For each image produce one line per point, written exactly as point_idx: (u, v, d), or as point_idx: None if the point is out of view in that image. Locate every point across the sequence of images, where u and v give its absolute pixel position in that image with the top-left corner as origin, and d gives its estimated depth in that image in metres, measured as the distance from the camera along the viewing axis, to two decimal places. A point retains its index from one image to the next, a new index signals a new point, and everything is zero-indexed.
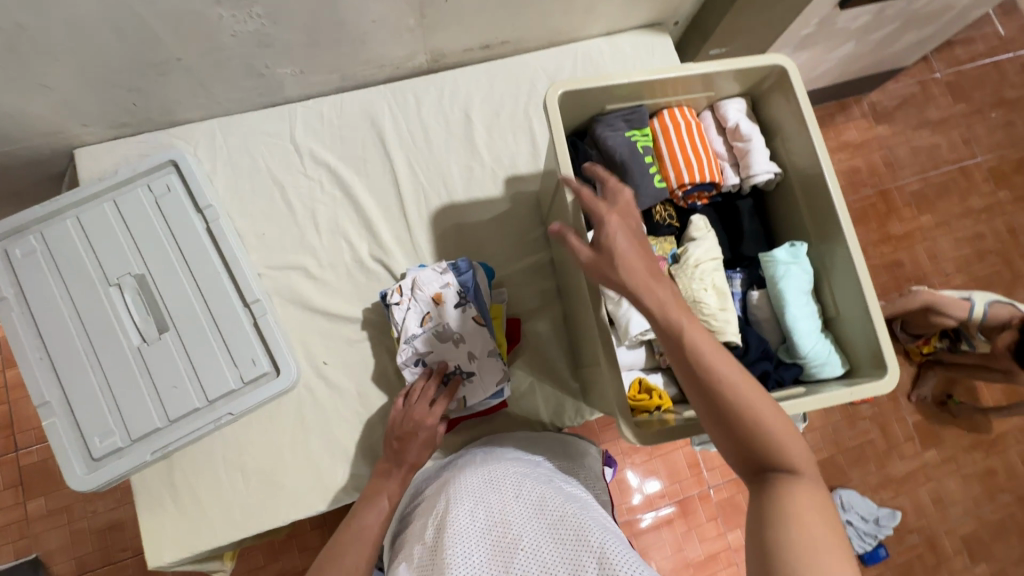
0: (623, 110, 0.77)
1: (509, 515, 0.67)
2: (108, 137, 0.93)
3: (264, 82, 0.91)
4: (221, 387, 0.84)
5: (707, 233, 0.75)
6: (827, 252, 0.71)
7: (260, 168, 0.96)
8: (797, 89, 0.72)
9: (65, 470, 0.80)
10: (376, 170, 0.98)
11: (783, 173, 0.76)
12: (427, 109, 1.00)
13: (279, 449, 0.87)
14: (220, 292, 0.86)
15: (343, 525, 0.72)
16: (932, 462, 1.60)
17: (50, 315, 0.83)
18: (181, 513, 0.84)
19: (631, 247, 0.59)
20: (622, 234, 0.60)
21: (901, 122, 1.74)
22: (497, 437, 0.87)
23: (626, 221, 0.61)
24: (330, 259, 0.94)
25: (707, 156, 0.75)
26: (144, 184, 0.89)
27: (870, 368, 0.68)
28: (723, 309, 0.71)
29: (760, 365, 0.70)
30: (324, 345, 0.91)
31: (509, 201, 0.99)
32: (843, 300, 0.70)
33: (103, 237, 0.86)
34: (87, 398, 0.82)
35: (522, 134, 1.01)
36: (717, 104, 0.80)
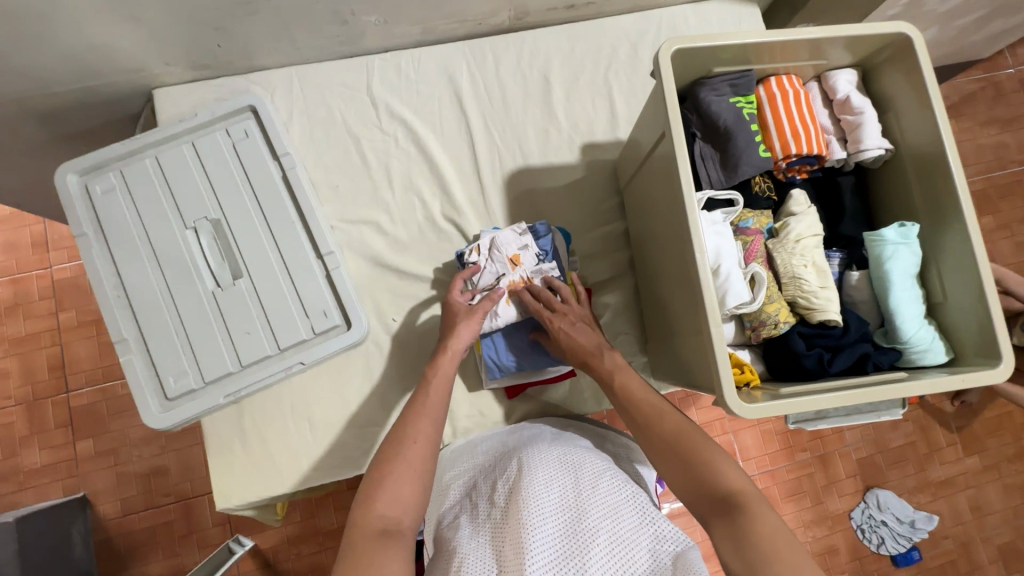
0: (730, 74, 0.73)
1: (586, 507, 0.62)
2: (187, 78, 0.92)
3: (346, 29, 0.88)
4: (292, 336, 0.83)
5: (808, 209, 0.72)
6: (939, 235, 0.68)
7: (336, 120, 0.94)
8: (923, 60, 0.68)
9: (140, 407, 0.80)
10: (449, 128, 0.96)
11: (894, 149, 0.73)
12: (504, 69, 0.97)
13: (343, 402, 0.87)
14: (295, 242, 0.85)
15: (408, 402, 0.71)
16: (974, 469, 1.57)
17: (128, 255, 0.83)
18: (250, 458, 0.85)
19: (578, 334, 0.76)
20: (568, 330, 0.76)
21: (969, 117, 1.67)
22: (570, 423, 0.86)
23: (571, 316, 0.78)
24: (402, 217, 0.93)
25: (814, 128, 0.72)
26: (223, 129, 0.88)
27: (977, 357, 0.65)
28: (823, 287, 0.68)
29: (861, 347, 0.67)
30: (394, 303, 0.91)
31: (585, 168, 0.97)
32: (952, 286, 0.67)
33: (181, 178, 0.86)
34: (163, 339, 0.82)
35: (600, 101, 0.98)
36: (826, 74, 0.76)
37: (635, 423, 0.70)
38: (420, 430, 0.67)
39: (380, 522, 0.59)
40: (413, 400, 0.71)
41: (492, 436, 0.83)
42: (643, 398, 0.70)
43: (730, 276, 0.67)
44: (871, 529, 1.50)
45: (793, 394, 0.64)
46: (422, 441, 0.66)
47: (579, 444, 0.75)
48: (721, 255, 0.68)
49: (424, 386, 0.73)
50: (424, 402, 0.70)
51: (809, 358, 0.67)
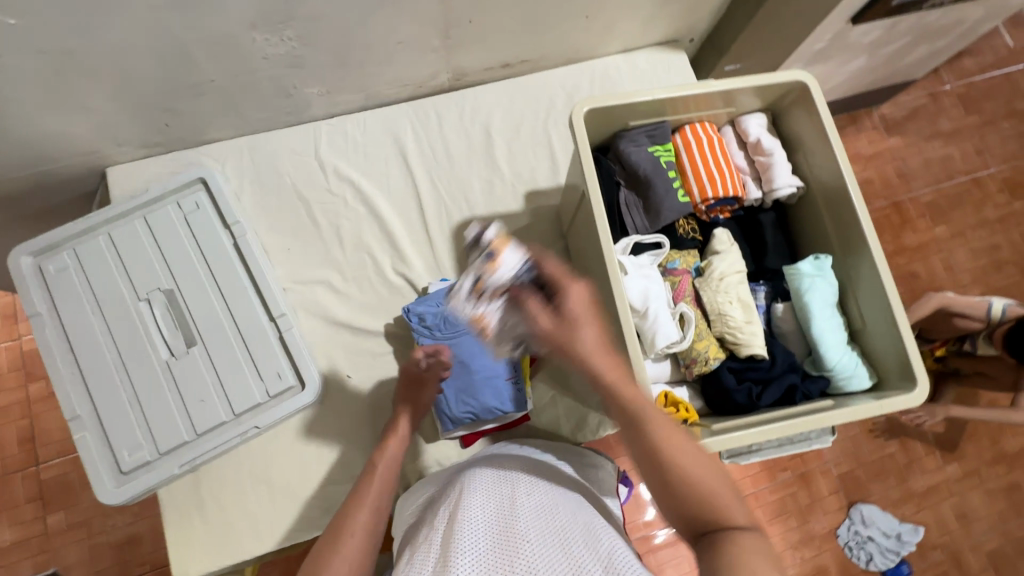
0: (645, 126, 0.78)
1: (521, 511, 0.65)
2: (139, 156, 0.95)
3: (292, 101, 0.93)
4: (247, 400, 0.85)
5: (730, 247, 0.75)
6: (851, 265, 0.72)
7: (286, 185, 0.98)
8: (820, 105, 0.73)
9: (94, 483, 0.81)
10: (397, 186, 1.00)
11: (806, 187, 0.77)
12: (448, 125, 1.02)
13: (303, 462, 0.88)
14: (248, 307, 0.87)
15: (347, 496, 0.72)
16: (955, 475, 1.58)
17: (82, 332, 0.85)
18: (209, 526, 0.85)
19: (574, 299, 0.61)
20: (585, 308, 0.60)
21: (913, 133, 1.74)
22: (527, 441, 0.86)
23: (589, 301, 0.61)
24: (354, 274, 0.96)
25: (729, 171, 0.76)
26: (174, 202, 0.91)
27: (898, 381, 0.68)
28: (748, 322, 0.71)
29: (788, 377, 0.70)
30: (348, 359, 0.93)
31: (529, 215, 1.01)
32: (869, 312, 0.71)
33: (133, 253, 0.88)
34: (117, 412, 0.83)
35: (541, 149, 1.03)
36: (737, 119, 0.81)
37: (625, 421, 0.56)
38: (357, 522, 0.68)
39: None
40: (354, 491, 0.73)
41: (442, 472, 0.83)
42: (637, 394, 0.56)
43: (657, 318, 0.70)
44: (858, 545, 1.50)
45: (724, 430, 0.66)
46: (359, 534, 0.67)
47: (523, 462, 0.78)
48: (648, 299, 0.70)
49: (366, 480, 0.74)
50: (364, 493, 0.72)
51: (739, 393, 0.69)
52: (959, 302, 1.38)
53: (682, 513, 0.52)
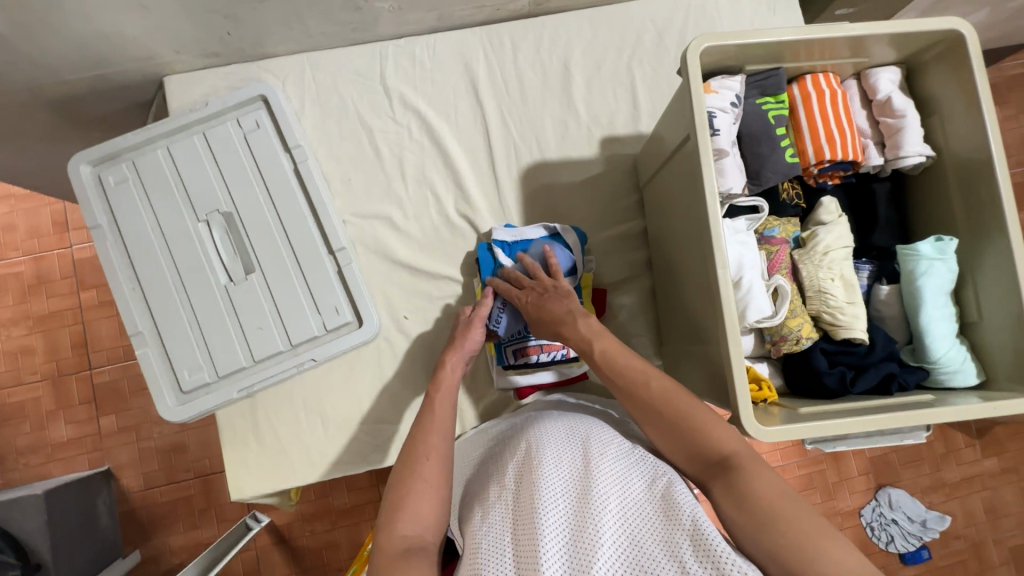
0: (757, 74, 0.69)
1: (593, 471, 0.59)
2: (197, 66, 0.90)
3: (360, 16, 0.85)
4: (304, 332, 0.83)
5: (839, 218, 0.68)
6: (977, 250, 0.64)
7: (349, 110, 0.92)
8: (976, 60, 0.62)
9: (156, 400, 0.81)
10: (464, 120, 0.93)
11: (935, 156, 0.68)
12: (524, 57, 0.93)
13: (356, 399, 0.88)
14: (307, 238, 0.84)
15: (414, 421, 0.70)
16: (992, 470, 1.53)
17: (142, 248, 0.83)
18: (262, 453, 0.86)
19: (542, 302, 0.76)
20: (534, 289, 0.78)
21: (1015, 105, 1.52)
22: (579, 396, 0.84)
23: (537, 290, 0.78)
24: (416, 212, 0.92)
25: (851, 132, 0.68)
26: (234, 119, 0.86)
27: (1008, 383, 0.63)
28: (850, 302, 0.65)
29: (886, 366, 0.64)
30: (404, 299, 0.90)
31: (604, 163, 0.93)
32: (988, 304, 0.64)
33: (193, 170, 0.84)
34: (177, 333, 0.83)
35: (622, 91, 0.94)
36: (866, 72, 0.71)
37: (615, 387, 0.66)
38: (429, 445, 0.66)
39: (404, 544, 0.57)
40: (413, 427, 0.69)
41: (503, 419, 0.81)
42: (626, 363, 0.67)
43: (751, 290, 0.65)
44: (881, 526, 1.48)
45: (809, 415, 0.62)
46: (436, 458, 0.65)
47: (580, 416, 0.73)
48: (742, 268, 0.65)
49: (428, 411, 0.71)
50: (431, 420, 0.70)
51: (830, 377, 0.65)
52: None
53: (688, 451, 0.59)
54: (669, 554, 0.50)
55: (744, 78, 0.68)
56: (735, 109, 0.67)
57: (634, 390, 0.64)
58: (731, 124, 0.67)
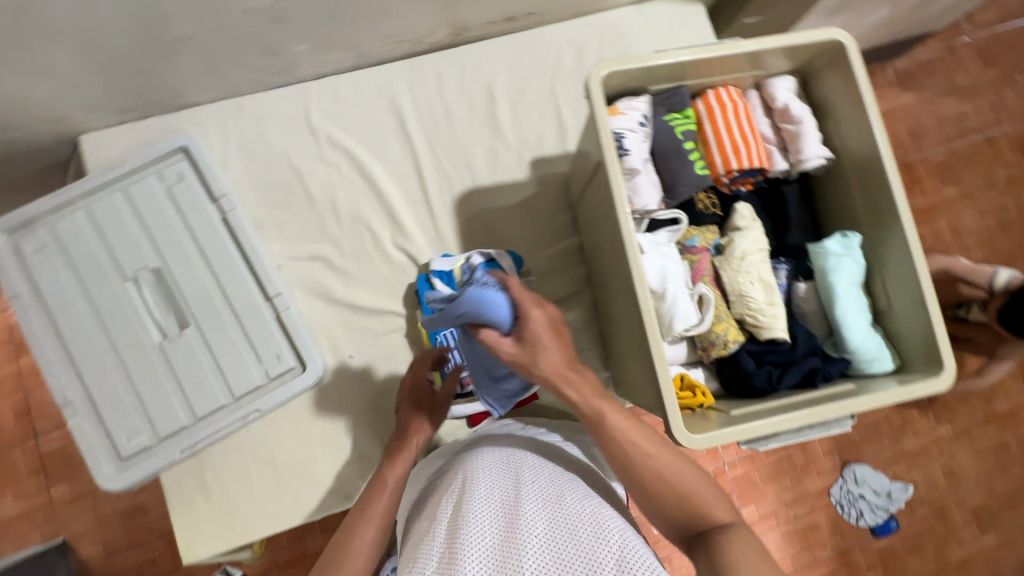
0: (663, 93, 0.72)
1: (524, 497, 0.61)
2: (114, 122, 0.88)
3: (278, 60, 0.85)
4: (246, 383, 0.82)
5: (753, 223, 0.71)
6: (879, 242, 0.68)
7: (276, 153, 0.91)
8: (857, 67, 0.67)
9: (93, 470, 0.78)
10: (394, 153, 0.93)
11: (834, 156, 0.73)
12: (448, 87, 0.94)
13: (308, 444, 0.87)
14: (241, 286, 0.83)
15: (357, 504, 0.72)
16: (947, 436, 1.50)
17: (67, 315, 0.80)
18: (214, 510, 0.84)
19: (545, 335, 0.62)
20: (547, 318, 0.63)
21: (928, 88, 1.54)
22: (533, 420, 0.84)
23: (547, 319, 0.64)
24: (352, 249, 0.91)
25: (754, 140, 0.71)
26: (156, 173, 0.85)
27: (922, 364, 0.66)
28: (770, 303, 0.68)
29: (809, 361, 0.67)
30: (349, 338, 0.90)
31: (536, 185, 0.95)
32: (895, 292, 0.68)
33: (115, 229, 0.82)
34: (112, 398, 0.80)
35: (548, 112, 0.96)
36: (764, 82, 0.74)
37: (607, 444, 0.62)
38: (364, 538, 0.67)
39: None
40: (353, 511, 0.71)
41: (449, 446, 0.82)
42: (617, 419, 0.62)
43: (676, 300, 0.67)
44: (850, 503, 1.45)
45: (740, 416, 0.64)
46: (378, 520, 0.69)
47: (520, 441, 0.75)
48: (666, 280, 0.67)
49: (371, 490, 0.73)
50: (375, 503, 0.71)
51: (759, 376, 0.67)
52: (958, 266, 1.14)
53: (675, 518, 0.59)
54: None
55: (649, 98, 0.71)
56: (643, 129, 0.70)
57: (623, 451, 0.61)
58: (641, 143, 0.70)
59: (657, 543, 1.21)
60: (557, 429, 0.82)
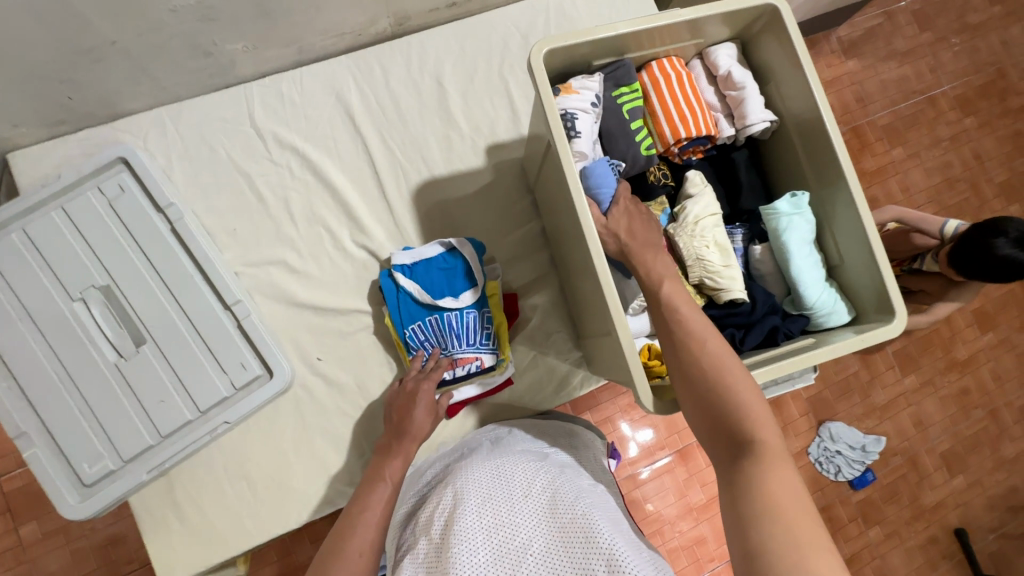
0: (607, 67, 0.72)
1: (517, 514, 0.61)
2: (44, 137, 0.84)
3: (213, 61, 0.82)
4: (212, 396, 0.79)
5: (703, 188, 0.72)
6: (827, 199, 0.70)
7: (222, 158, 0.89)
8: (792, 29, 0.68)
9: (55, 500, 0.75)
10: (347, 149, 0.91)
11: (778, 119, 0.74)
12: (395, 79, 0.93)
13: (283, 453, 0.85)
14: (198, 297, 0.80)
15: (350, 502, 0.69)
16: (913, 387, 1.55)
17: (13, 344, 0.76)
18: (190, 529, 0.81)
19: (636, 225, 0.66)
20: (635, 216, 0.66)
21: (870, 54, 1.58)
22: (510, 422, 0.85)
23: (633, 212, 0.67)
24: (311, 250, 0.90)
25: (701, 109, 0.72)
26: (95, 187, 0.81)
27: (876, 314, 0.68)
28: (726, 265, 0.69)
29: (769, 320, 0.69)
30: (316, 340, 0.88)
31: (493, 171, 0.95)
32: (845, 246, 0.70)
33: (56, 248, 0.79)
34: (69, 424, 0.76)
35: (498, 97, 0.95)
36: (706, 51, 0.76)
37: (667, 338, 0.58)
38: (364, 540, 0.64)
39: None
40: (341, 515, 0.68)
41: (442, 457, 0.82)
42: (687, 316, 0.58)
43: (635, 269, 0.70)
44: (828, 459, 1.49)
45: None
46: (378, 504, 0.68)
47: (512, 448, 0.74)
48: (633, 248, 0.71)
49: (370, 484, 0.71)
50: (370, 501, 0.68)
51: None
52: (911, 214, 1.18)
53: (713, 427, 0.53)
54: None
55: (601, 76, 0.71)
56: (596, 108, 0.70)
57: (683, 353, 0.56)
58: (592, 124, 0.70)
59: (645, 519, 1.22)
60: (542, 435, 0.81)
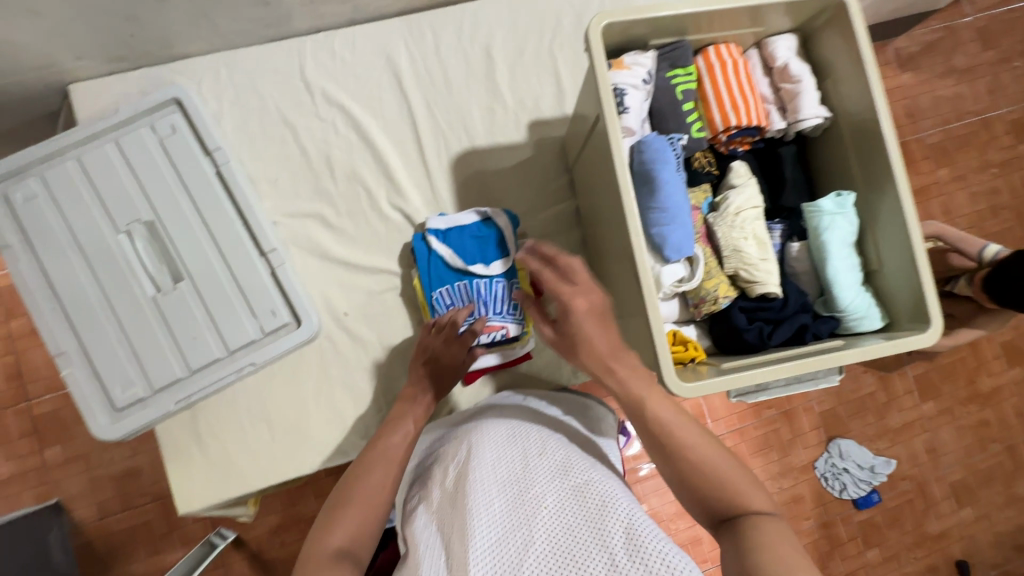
0: (665, 47, 0.72)
1: (532, 472, 0.62)
2: (104, 71, 0.86)
3: (271, 12, 0.83)
4: (242, 337, 0.82)
5: (748, 179, 0.71)
6: (872, 202, 0.69)
7: (271, 109, 0.90)
8: (858, 24, 0.66)
9: (88, 420, 0.79)
10: (391, 112, 0.92)
11: (831, 117, 0.73)
12: (446, 46, 0.93)
13: (302, 401, 0.87)
14: (236, 242, 0.82)
15: (364, 447, 0.71)
16: (930, 414, 1.52)
17: (61, 268, 0.80)
18: (209, 462, 0.85)
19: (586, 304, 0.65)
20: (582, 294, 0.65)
21: (926, 69, 1.53)
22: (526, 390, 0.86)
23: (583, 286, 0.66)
24: (348, 208, 0.91)
25: (754, 100, 0.71)
26: (148, 124, 0.83)
27: (910, 322, 0.67)
28: (762, 258, 0.69)
29: (799, 318, 0.68)
30: (346, 296, 0.90)
31: (533, 147, 0.95)
32: (886, 251, 0.69)
33: (107, 179, 0.81)
34: (106, 349, 0.80)
35: (545, 73, 0.95)
36: (765, 41, 0.74)
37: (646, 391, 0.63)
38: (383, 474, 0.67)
39: (336, 555, 0.59)
40: (359, 455, 0.70)
41: (454, 416, 0.82)
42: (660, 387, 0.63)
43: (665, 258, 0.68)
44: (834, 476, 1.46)
45: (730, 369, 0.65)
46: (400, 445, 0.70)
47: (530, 416, 0.75)
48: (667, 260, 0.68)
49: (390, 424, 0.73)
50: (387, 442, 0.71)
51: (750, 332, 0.68)
52: (950, 233, 1.15)
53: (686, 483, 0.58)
54: (599, 545, 0.53)
55: (654, 53, 0.70)
56: (646, 86, 0.70)
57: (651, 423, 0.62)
58: (641, 101, 0.70)
59: None
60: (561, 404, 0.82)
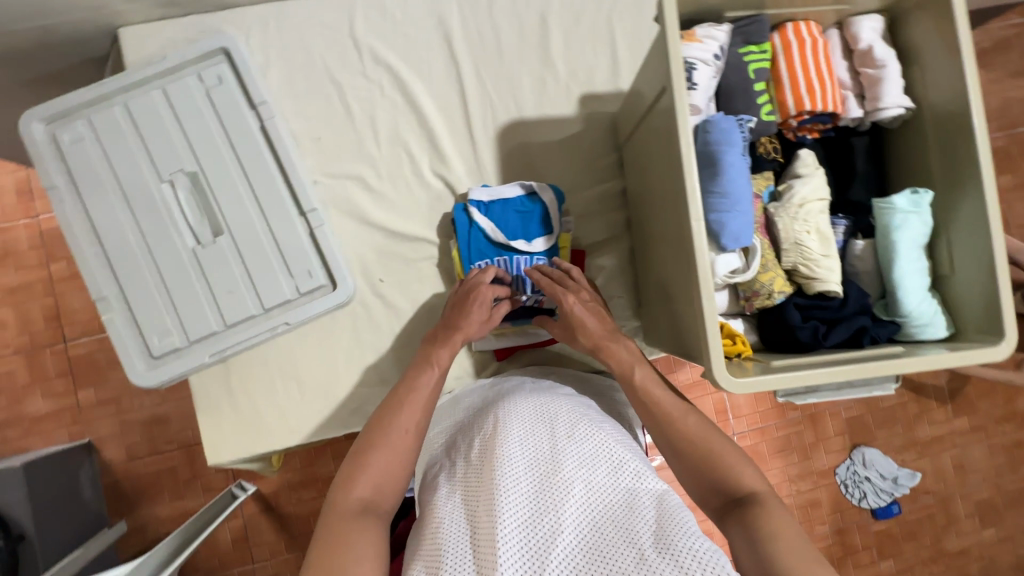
0: (740, 21, 0.68)
1: (560, 455, 0.60)
2: (154, 16, 0.85)
3: None
4: (278, 295, 0.82)
5: (816, 170, 0.67)
6: (951, 203, 0.64)
7: (317, 65, 0.88)
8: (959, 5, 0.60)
9: (125, 365, 0.80)
10: (438, 76, 0.89)
11: (914, 108, 0.67)
12: (499, 9, 0.89)
13: (331, 364, 0.87)
14: (276, 199, 0.81)
15: (388, 394, 0.70)
16: (963, 429, 1.47)
17: (104, 213, 0.80)
18: (238, 416, 0.86)
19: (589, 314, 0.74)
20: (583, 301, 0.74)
21: (998, 66, 1.42)
22: (551, 370, 0.84)
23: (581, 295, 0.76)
24: (389, 172, 0.89)
25: (832, 83, 0.66)
26: (195, 73, 0.82)
27: (978, 334, 0.63)
28: (826, 255, 0.65)
29: (858, 320, 0.65)
30: (381, 262, 0.89)
31: (582, 121, 0.91)
32: (960, 256, 0.64)
33: (152, 127, 0.81)
34: (145, 298, 0.80)
35: (601, 44, 0.90)
36: (848, 20, 0.69)
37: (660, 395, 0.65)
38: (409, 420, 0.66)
39: (359, 504, 0.59)
40: (381, 404, 0.69)
41: (482, 388, 0.80)
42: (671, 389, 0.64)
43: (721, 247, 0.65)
44: (854, 484, 1.42)
45: (779, 367, 0.62)
46: (425, 391, 0.70)
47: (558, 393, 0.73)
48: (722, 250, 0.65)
49: (420, 368, 0.72)
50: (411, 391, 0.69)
51: (804, 331, 0.65)
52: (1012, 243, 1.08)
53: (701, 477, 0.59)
54: (629, 539, 0.52)
55: (729, 27, 0.66)
56: (716, 62, 0.66)
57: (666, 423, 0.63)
58: (710, 78, 0.66)
59: None
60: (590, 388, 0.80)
